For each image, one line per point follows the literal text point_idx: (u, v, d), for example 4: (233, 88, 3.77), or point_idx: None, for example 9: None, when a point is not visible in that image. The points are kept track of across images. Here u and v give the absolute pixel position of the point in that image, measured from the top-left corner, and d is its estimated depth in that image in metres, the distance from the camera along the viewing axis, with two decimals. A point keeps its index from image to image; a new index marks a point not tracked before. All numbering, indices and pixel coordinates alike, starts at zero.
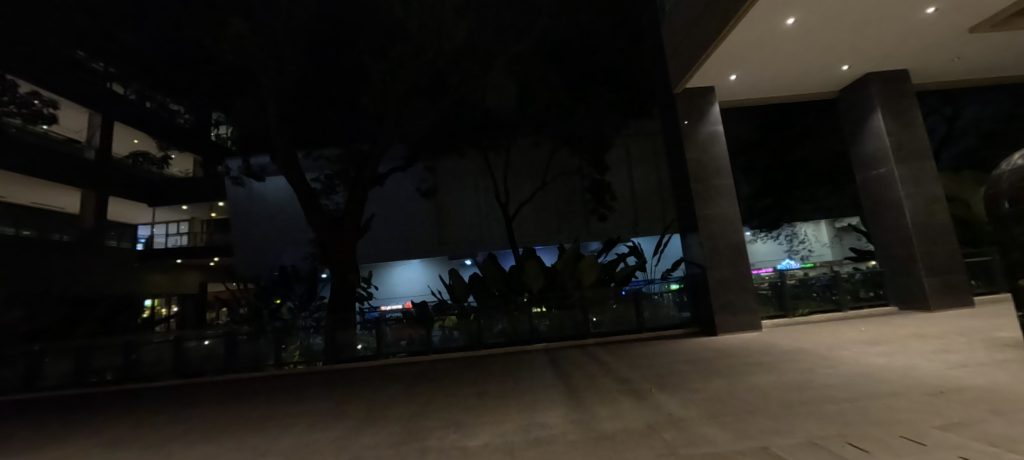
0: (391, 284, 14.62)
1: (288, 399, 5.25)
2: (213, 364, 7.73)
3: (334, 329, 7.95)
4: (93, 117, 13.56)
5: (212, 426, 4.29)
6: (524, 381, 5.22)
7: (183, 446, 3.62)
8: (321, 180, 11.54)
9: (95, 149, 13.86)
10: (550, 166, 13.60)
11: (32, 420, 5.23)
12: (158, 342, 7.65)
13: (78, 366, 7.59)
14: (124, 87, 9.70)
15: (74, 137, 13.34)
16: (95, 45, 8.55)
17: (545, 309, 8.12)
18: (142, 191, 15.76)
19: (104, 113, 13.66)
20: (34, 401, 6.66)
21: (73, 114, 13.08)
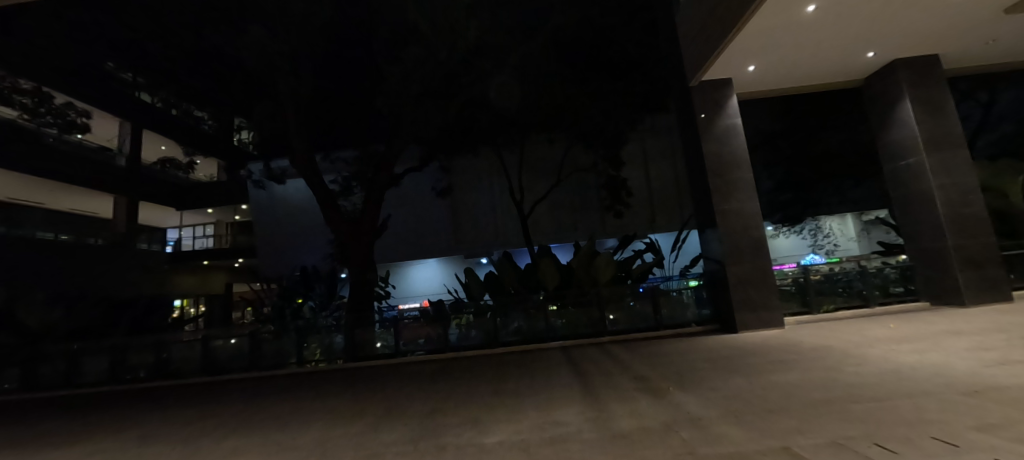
0: (408, 283, 14.91)
1: (308, 397, 5.35)
2: (239, 362, 7.95)
3: (353, 328, 8.07)
4: (122, 125, 13.79)
5: (238, 421, 4.44)
6: (541, 379, 5.20)
7: (209, 442, 3.72)
8: (339, 180, 12.03)
9: (125, 156, 14.41)
10: (565, 162, 13.68)
11: (73, 415, 5.49)
12: (187, 341, 7.92)
13: (113, 365, 7.94)
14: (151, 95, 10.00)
15: (105, 146, 13.92)
16: (123, 57, 8.88)
17: (562, 307, 8.07)
18: (169, 195, 16.15)
19: (134, 122, 13.80)
20: (74, 398, 7.00)
21: (105, 123, 13.53)
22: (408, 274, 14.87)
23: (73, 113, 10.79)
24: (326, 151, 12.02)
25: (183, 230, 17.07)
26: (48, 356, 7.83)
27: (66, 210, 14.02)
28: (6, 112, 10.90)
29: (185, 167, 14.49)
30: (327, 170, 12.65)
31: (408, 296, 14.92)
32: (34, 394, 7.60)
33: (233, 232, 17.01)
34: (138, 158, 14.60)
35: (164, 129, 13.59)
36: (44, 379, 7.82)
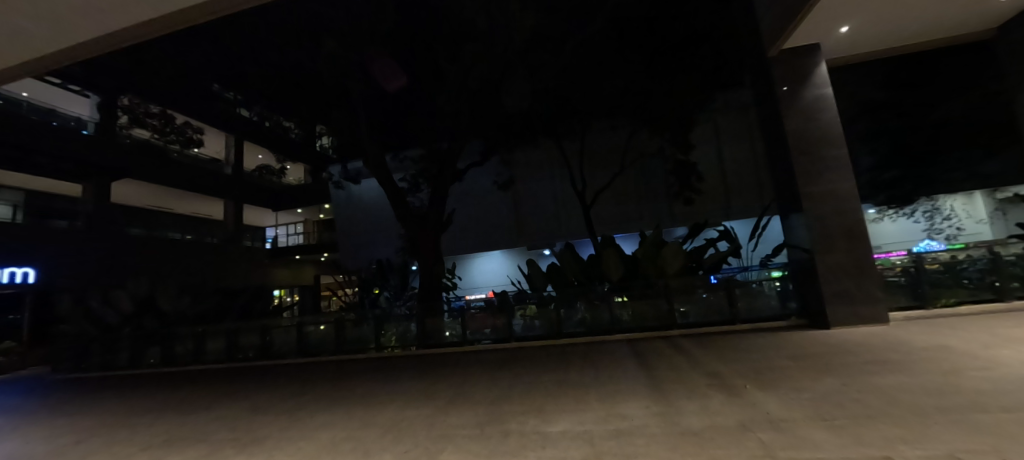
0: (472, 275, 15.38)
1: (386, 379, 5.81)
2: (327, 346, 8.83)
3: (424, 317, 8.57)
4: (229, 139, 16.04)
5: (327, 398, 4.97)
6: (605, 371, 5.13)
7: (305, 415, 4.21)
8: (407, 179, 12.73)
9: (232, 166, 16.60)
10: (629, 148, 13.15)
11: (202, 386, 6.53)
12: (285, 327, 8.99)
13: (229, 345, 9.30)
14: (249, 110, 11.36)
15: (216, 158, 16.15)
16: (225, 78, 10.19)
17: (627, 298, 7.86)
18: (268, 198, 18.14)
19: (237, 135, 15.97)
20: (203, 372, 8.31)
21: (216, 138, 15.68)
22: (472, 266, 15.33)
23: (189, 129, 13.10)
24: (394, 150, 13.00)
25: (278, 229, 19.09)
26: (183, 336, 9.38)
27: (189, 213, 16.63)
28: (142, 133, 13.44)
29: (278, 172, 16.56)
30: (395, 169, 13.76)
31: (474, 287, 15.46)
32: (173, 367, 9.16)
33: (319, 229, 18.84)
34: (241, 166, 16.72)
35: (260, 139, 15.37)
36: (179, 355, 9.38)
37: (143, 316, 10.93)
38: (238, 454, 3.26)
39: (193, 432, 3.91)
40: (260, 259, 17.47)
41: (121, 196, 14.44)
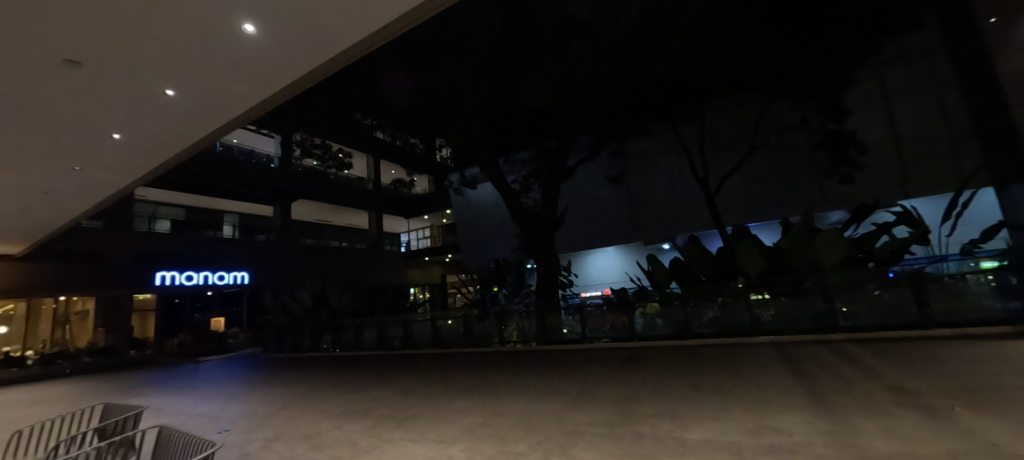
0: (588, 272, 15.44)
1: (511, 373, 6.08)
2: (457, 339, 9.67)
3: (543, 314, 8.78)
4: (369, 158, 19.11)
5: (461, 386, 5.42)
6: (749, 378, 4.52)
7: (445, 400, 4.65)
8: (519, 181, 13.68)
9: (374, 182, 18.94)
10: (762, 122, 11.77)
11: (363, 370, 7.75)
12: (422, 321, 10.14)
13: (380, 335, 10.91)
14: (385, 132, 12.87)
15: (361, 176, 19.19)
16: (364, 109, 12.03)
17: (768, 296, 6.90)
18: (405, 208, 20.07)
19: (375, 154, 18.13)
20: (362, 357, 9.88)
21: (360, 159, 18.91)
22: (587, 263, 15.38)
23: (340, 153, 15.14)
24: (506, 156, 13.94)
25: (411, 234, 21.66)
26: (348, 326, 11.35)
27: (344, 223, 19.73)
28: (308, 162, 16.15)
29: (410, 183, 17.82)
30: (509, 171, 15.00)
31: (590, 285, 15.50)
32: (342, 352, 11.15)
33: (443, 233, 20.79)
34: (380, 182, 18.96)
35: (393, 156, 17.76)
36: (346, 342, 11.42)
37: (317, 309, 13.48)
38: (395, 429, 3.75)
39: (360, 407, 4.63)
40: (396, 262, 20.06)
41: (301, 215, 18.11)
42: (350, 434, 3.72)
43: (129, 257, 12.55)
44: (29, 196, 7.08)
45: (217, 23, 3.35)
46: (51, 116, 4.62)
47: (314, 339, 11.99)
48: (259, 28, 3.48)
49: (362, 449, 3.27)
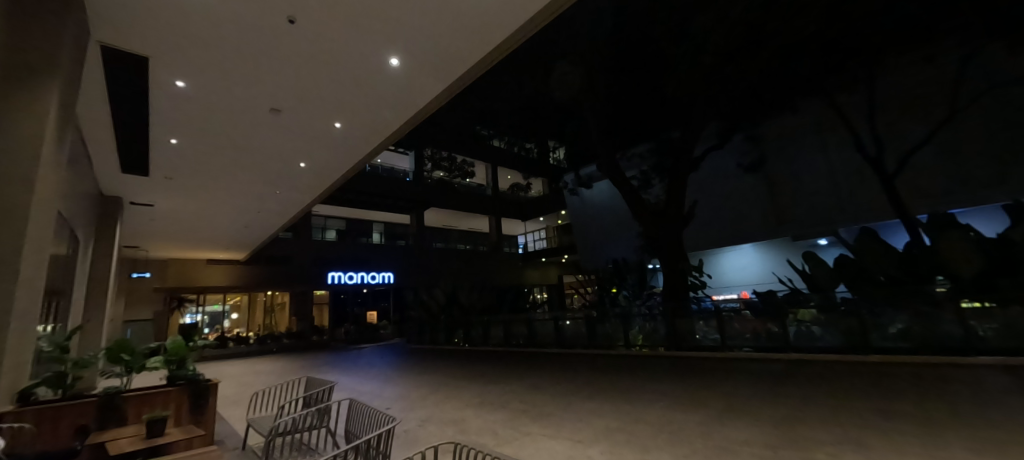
0: (722, 272, 14.04)
1: (642, 379, 5.83)
2: (580, 340, 9.68)
3: (673, 317, 8.20)
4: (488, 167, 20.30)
5: (592, 387, 5.41)
6: (973, 408, 3.50)
7: (578, 400, 4.68)
8: (639, 177, 14.53)
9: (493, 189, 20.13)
10: (965, 76, 9.06)
11: (495, 364, 8.35)
12: (545, 320, 10.44)
13: (505, 333, 11.62)
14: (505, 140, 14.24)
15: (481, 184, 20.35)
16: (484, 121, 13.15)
17: (988, 304, 5.30)
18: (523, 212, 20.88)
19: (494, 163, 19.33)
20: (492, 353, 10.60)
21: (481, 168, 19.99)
22: (720, 262, 13.99)
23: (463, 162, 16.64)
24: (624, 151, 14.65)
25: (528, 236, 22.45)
26: (478, 323, 12.38)
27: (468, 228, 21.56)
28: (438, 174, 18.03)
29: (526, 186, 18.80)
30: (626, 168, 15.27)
31: (725, 286, 14.06)
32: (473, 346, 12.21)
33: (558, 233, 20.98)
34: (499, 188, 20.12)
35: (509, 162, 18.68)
36: (475, 338, 12.45)
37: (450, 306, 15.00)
38: (532, 423, 3.87)
39: (499, 399, 4.95)
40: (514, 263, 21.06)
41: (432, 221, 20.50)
42: (492, 423, 3.97)
43: (309, 261, 15.69)
44: (249, 214, 9.34)
45: (372, 61, 3.99)
46: (265, 154, 6.07)
47: (449, 333, 13.35)
48: (401, 60, 4.01)
49: (504, 438, 3.45)
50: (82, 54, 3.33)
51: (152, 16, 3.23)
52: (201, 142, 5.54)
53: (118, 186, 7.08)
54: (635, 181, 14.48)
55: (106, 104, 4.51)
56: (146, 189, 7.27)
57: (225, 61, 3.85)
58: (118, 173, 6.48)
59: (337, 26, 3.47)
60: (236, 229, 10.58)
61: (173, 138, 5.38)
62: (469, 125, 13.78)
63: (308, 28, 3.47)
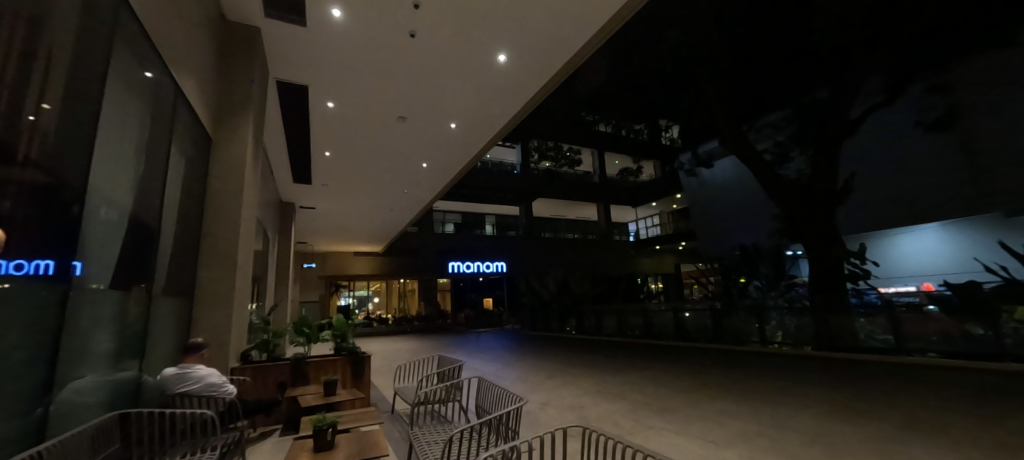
0: (892, 260, 11.81)
1: (783, 380, 5.16)
2: (705, 334, 8.94)
3: (824, 312, 7.03)
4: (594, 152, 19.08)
5: (721, 385, 4.97)
6: None
7: (706, 397, 4.36)
8: (773, 149, 12.71)
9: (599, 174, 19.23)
10: None
11: (611, 353, 8.29)
12: (663, 311, 9.92)
13: (619, 322, 11.35)
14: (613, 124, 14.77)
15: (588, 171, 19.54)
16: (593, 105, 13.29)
17: None
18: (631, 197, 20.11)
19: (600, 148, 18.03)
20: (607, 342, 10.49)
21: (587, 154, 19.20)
22: (890, 247, 11.81)
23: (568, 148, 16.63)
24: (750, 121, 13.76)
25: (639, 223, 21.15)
26: (590, 312, 12.37)
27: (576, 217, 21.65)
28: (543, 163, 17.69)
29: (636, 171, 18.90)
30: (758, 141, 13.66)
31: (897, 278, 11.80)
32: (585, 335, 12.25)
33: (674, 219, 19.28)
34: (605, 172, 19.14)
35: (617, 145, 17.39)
36: (587, 327, 12.45)
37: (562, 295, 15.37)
38: (655, 417, 3.69)
39: (618, 389, 4.90)
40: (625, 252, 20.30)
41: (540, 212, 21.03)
42: (611, 412, 3.92)
43: (433, 252, 17.54)
44: (388, 212, 10.84)
45: (482, 61, 4.21)
46: (394, 158, 6.91)
47: (561, 321, 13.60)
48: (508, 57, 4.15)
49: (627, 429, 3.36)
50: (266, 89, 4.22)
51: (310, 50, 3.92)
52: (347, 153, 6.58)
53: (292, 194, 8.83)
54: (768, 155, 12.72)
55: (282, 128, 5.64)
56: (310, 195, 8.94)
57: (360, 79, 4.45)
58: (291, 183, 8.06)
59: (452, 33, 3.74)
60: (376, 225, 12.31)
61: (327, 151, 6.48)
62: (575, 113, 13.85)
63: (426, 39, 3.82)
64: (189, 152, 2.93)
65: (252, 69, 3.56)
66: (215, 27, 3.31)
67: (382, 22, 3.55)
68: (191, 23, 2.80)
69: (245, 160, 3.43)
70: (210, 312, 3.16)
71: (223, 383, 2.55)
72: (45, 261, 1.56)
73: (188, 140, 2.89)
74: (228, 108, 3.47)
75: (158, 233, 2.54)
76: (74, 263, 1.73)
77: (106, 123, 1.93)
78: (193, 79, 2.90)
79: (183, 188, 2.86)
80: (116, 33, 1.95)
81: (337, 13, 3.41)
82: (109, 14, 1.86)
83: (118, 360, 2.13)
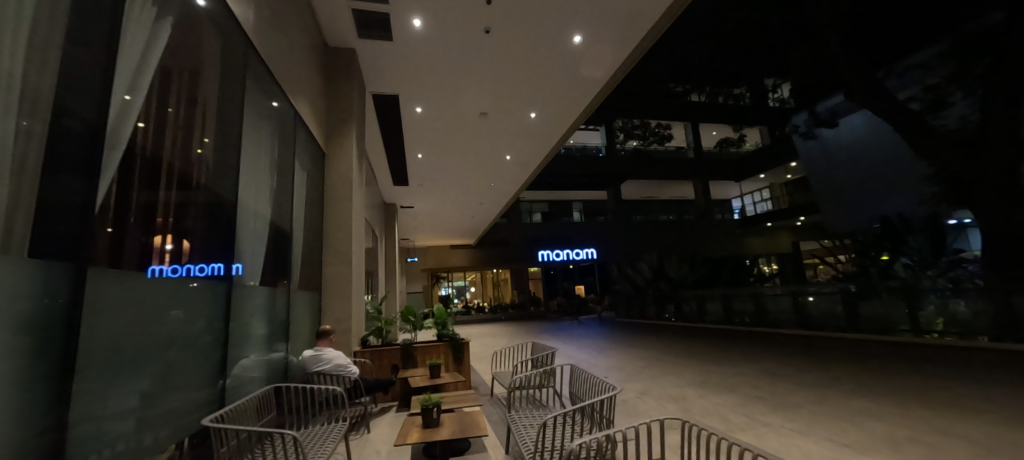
0: None
1: (948, 378, 4.19)
2: (836, 322, 7.72)
3: (1008, 293, 5.53)
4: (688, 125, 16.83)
5: (857, 381, 4.25)
6: None
7: (836, 394, 3.77)
8: (920, 97, 10.03)
9: (694, 148, 17.49)
10: None
11: (716, 342, 7.66)
12: (779, 295, 8.82)
13: (726, 308, 10.38)
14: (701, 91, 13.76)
15: (680, 145, 17.56)
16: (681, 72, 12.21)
17: None
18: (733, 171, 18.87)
19: (692, 120, 16.07)
20: (712, 330, 9.67)
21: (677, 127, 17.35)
22: None
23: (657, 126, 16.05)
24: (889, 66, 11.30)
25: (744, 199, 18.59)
26: (691, 297, 11.54)
27: (669, 197, 20.40)
28: (631, 143, 16.55)
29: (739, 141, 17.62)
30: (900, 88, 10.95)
31: None
32: (686, 322, 11.48)
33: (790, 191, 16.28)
34: (701, 145, 17.33)
35: (713, 114, 15.62)
36: (688, 313, 11.64)
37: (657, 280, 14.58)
38: (771, 413, 3.30)
39: (725, 381, 4.50)
40: (729, 231, 18.38)
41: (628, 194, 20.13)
42: (718, 405, 3.61)
43: (522, 242, 18.03)
44: (476, 206, 11.38)
45: (556, 45, 4.11)
46: (479, 153, 7.19)
47: (658, 308, 12.94)
48: (584, 36, 3.98)
49: (736, 424, 3.06)
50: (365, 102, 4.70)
51: (398, 61, 4.24)
52: (436, 153, 7.03)
53: (393, 196, 9.77)
54: (912, 105, 10.05)
55: (380, 137, 6.25)
56: (408, 196, 9.80)
57: (440, 81, 4.66)
58: (391, 186, 8.92)
59: (524, 22, 3.72)
60: (467, 219, 13.00)
61: (419, 153, 7.01)
62: (662, 86, 12.88)
63: (500, 33, 3.86)
64: (309, 166, 3.41)
65: (352, 87, 3.98)
66: (320, 54, 3.77)
67: (458, 24, 3.69)
68: (302, 54, 3.23)
69: (352, 169, 3.88)
70: (335, 303, 3.68)
71: (348, 364, 2.92)
72: (216, 263, 1.97)
73: (307, 156, 3.36)
74: (335, 125, 3.95)
75: (293, 237, 3.03)
76: (234, 264, 2.15)
77: (246, 148, 2.33)
78: (307, 101, 3.35)
79: (306, 197, 3.34)
80: (247, 72, 2.34)
81: (417, 22, 3.63)
82: (241, 57, 2.24)
83: (271, 343, 2.60)
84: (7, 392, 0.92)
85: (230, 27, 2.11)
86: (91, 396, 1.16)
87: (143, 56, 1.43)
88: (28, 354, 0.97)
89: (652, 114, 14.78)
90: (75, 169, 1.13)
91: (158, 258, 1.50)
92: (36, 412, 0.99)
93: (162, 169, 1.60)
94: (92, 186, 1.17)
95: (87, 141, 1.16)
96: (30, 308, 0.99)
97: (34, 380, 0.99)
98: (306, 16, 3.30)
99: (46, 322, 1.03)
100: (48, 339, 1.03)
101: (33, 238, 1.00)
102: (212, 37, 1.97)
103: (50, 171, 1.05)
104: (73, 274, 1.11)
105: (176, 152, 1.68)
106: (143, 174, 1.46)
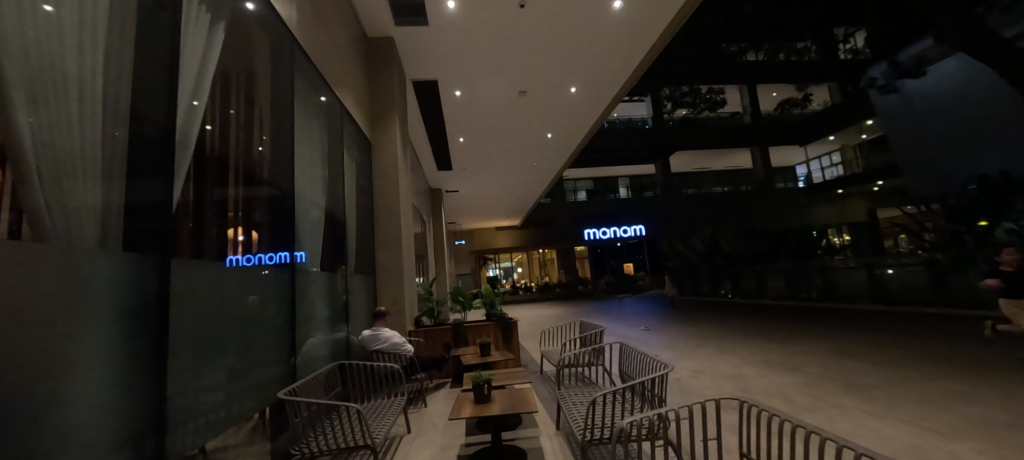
0: None
1: None
2: (921, 296, 6.96)
3: None
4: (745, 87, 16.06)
5: (945, 361, 3.81)
6: None
7: (920, 376, 3.39)
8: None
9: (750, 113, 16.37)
10: None
11: (777, 320, 7.21)
12: (852, 268, 8.10)
13: (791, 283, 9.69)
14: (757, 49, 12.83)
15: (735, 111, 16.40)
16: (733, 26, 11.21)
17: None
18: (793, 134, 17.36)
19: (748, 81, 15.03)
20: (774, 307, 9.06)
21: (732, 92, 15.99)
22: None
23: (710, 93, 15.22)
24: None
25: (811, 164, 17.04)
26: (749, 273, 10.92)
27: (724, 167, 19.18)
28: (681, 110, 15.55)
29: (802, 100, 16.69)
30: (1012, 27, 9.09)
31: None
32: (744, 298, 10.88)
33: (864, 153, 14.46)
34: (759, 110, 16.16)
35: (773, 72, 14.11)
36: (746, 290, 11.04)
37: (711, 256, 13.95)
38: (842, 395, 3.06)
39: (788, 359, 4.23)
40: (794, 200, 16.94)
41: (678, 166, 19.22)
42: (782, 385, 3.40)
43: (568, 221, 18.00)
44: (520, 187, 11.41)
45: (594, 14, 3.91)
46: (520, 133, 7.13)
47: (712, 284, 12.42)
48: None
49: (802, 406, 2.87)
50: (406, 91, 4.82)
51: (435, 46, 4.25)
52: (476, 136, 7.09)
53: (439, 181, 10.02)
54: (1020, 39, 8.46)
55: (423, 124, 6.40)
56: (452, 179, 9.98)
57: (474, 61, 4.61)
58: (437, 172, 9.20)
59: None
60: (512, 200, 13.07)
61: (461, 137, 7.09)
62: (713, 45, 11.86)
63: (535, 8, 3.76)
64: (357, 156, 3.55)
65: (391, 76, 4.06)
66: (361, 45, 3.86)
67: (492, 3, 3.62)
68: (344, 47, 3.33)
69: (396, 159, 4.01)
70: (390, 285, 3.89)
71: (404, 343, 3.09)
72: (282, 252, 2.14)
73: (355, 147, 3.50)
74: (378, 115, 4.08)
75: (346, 226, 3.19)
76: (298, 252, 2.33)
77: (298, 143, 2.47)
78: (351, 94, 3.46)
79: (357, 186, 3.51)
80: (296, 71, 2.45)
81: (451, 5, 3.60)
82: (289, 56, 2.35)
83: (334, 324, 2.82)
84: (117, 368, 1.07)
85: (276, 27, 2.21)
86: (184, 373, 1.31)
87: (202, 61, 1.54)
88: (131, 334, 1.12)
89: (702, 76, 13.97)
90: (153, 170, 1.25)
91: (233, 248, 1.65)
92: (141, 383, 1.14)
93: (230, 165, 1.73)
94: (168, 185, 1.30)
95: (160, 147, 1.29)
96: (129, 295, 1.13)
97: (135, 359, 1.13)
98: (345, 9, 3.40)
99: (142, 304, 1.17)
100: (143, 322, 1.16)
101: (124, 233, 1.13)
102: (262, 38, 2.07)
103: (134, 173, 1.18)
104: (159, 263, 1.24)
105: (239, 150, 1.81)
106: (214, 172, 1.60)
